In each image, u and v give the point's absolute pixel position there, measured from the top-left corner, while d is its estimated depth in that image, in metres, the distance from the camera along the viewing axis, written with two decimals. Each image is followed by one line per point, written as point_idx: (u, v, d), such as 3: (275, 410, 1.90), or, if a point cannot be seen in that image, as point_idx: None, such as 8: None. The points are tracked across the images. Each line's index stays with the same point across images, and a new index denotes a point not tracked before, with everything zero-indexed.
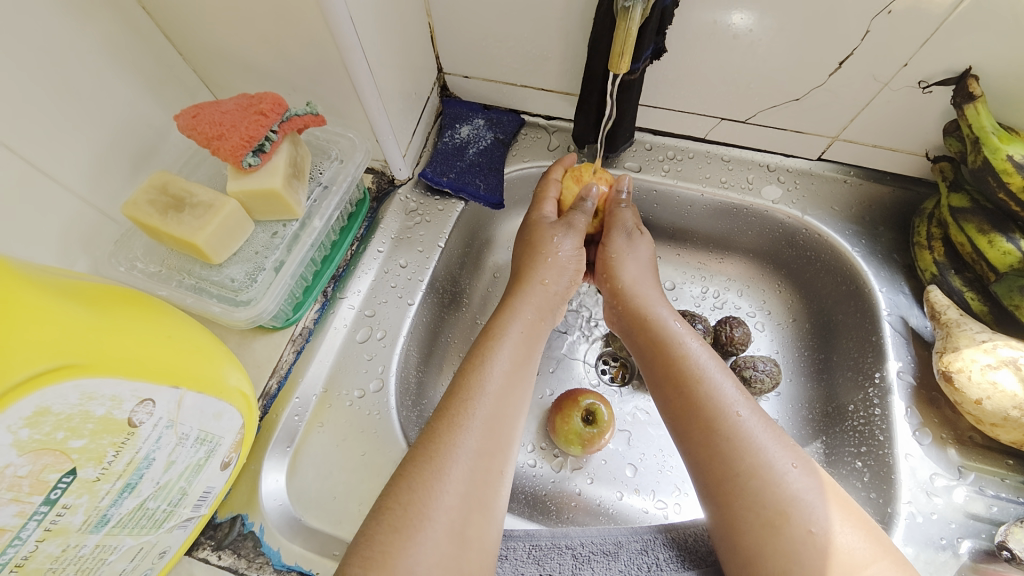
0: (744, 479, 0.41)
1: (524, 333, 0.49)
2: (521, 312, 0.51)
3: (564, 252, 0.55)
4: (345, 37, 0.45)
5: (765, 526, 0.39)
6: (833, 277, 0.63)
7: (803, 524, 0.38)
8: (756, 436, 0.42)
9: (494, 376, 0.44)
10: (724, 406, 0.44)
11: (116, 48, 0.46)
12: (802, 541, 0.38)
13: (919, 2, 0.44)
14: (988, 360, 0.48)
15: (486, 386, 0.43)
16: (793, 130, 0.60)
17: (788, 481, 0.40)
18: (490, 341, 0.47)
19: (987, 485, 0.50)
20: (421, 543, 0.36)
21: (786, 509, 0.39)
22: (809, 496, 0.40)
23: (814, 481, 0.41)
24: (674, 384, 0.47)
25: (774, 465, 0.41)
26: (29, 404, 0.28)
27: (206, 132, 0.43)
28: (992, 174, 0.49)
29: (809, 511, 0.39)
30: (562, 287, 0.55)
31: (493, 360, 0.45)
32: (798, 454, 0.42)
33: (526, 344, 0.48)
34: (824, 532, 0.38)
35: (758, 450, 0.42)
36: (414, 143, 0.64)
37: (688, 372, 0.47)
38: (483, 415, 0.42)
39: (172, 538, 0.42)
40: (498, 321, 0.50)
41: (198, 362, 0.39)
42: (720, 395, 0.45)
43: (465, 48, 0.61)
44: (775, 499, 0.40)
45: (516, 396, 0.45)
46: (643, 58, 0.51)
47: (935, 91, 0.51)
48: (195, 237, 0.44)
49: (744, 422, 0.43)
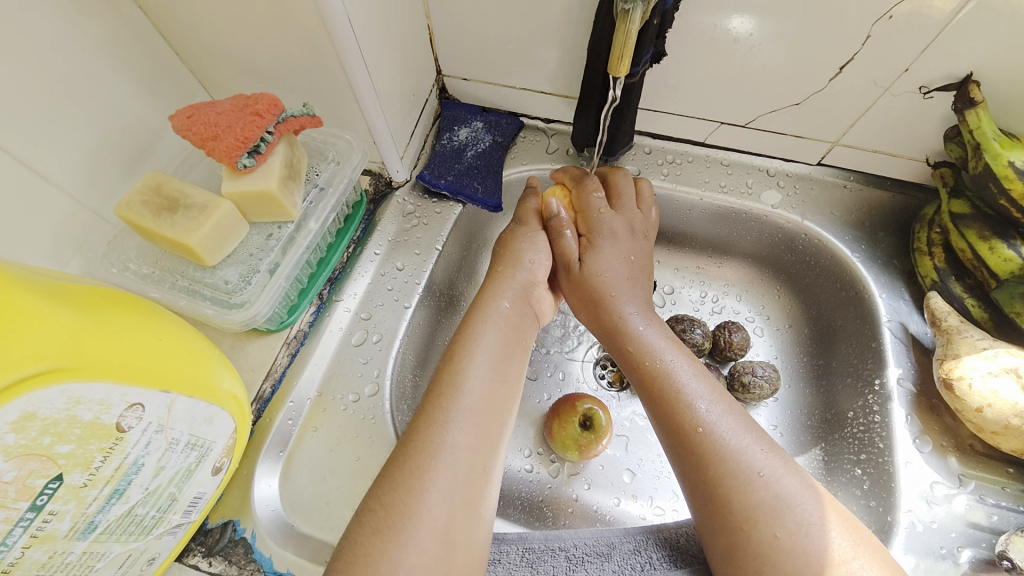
0: (712, 487, 0.41)
1: (501, 329, 0.48)
2: (495, 309, 0.49)
3: (525, 246, 0.55)
4: (342, 38, 0.44)
5: (736, 532, 0.39)
6: (832, 283, 0.63)
7: (770, 530, 0.38)
8: (724, 444, 0.42)
9: (473, 371, 0.44)
10: (689, 417, 0.44)
11: (112, 48, 0.45)
12: (771, 547, 0.38)
13: (919, 7, 0.44)
14: (989, 367, 0.48)
15: (463, 380, 0.43)
16: (793, 135, 0.60)
17: (757, 487, 0.40)
18: (462, 337, 0.47)
19: (987, 494, 0.50)
20: (416, 551, 0.36)
21: (754, 515, 0.39)
22: (779, 501, 0.39)
23: (789, 485, 0.40)
24: (645, 402, 0.47)
25: (741, 471, 0.40)
26: (14, 409, 0.28)
27: (201, 132, 0.43)
28: (993, 180, 0.49)
29: (778, 516, 0.38)
30: (524, 274, 0.53)
31: (472, 357, 0.45)
32: (775, 457, 0.42)
33: (507, 346, 0.48)
34: (793, 536, 0.38)
35: (724, 458, 0.41)
36: (412, 145, 0.64)
37: (656, 385, 0.47)
38: (464, 412, 0.41)
39: (162, 544, 0.41)
40: (465, 319, 0.49)
41: (188, 365, 0.38)
42: (687, 405, 0.44)
43: (464, 49, 0.61)
44: (743, 505, 0.39)
45: (497, 392, 0.44)
46: (643, 62, 0.51)
47: (936, 96, 0.50)
48: (188, 239, 0.43)
49: (710, 431, 0.43)
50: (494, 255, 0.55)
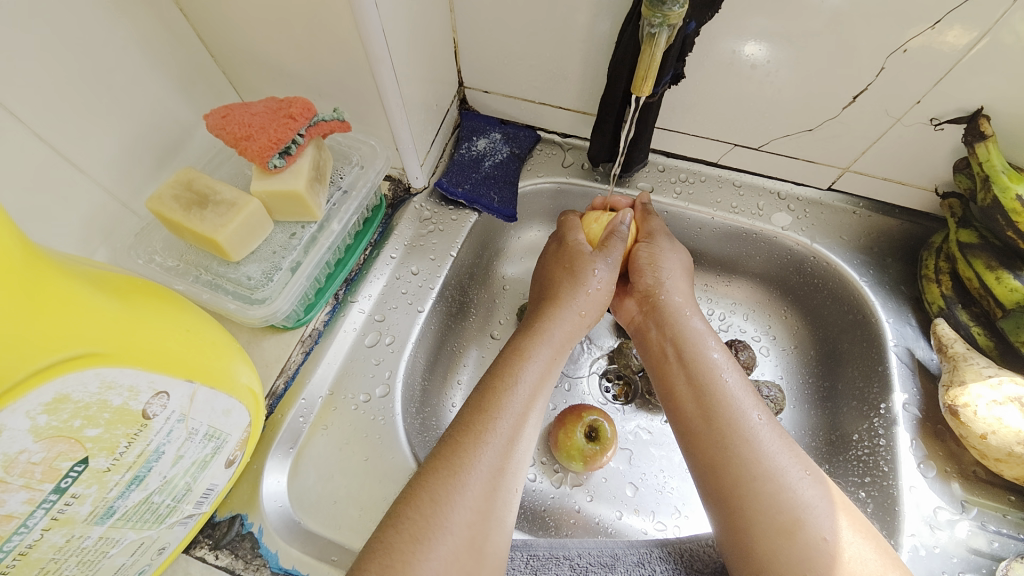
0: (759, 485, 0.41)
1: (552, 356, 0.50)
2: (552, 335, 0.51)
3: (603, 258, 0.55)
4: (374, 47, 0.46)
5: (781, 533, 0.40)
6: (839, 306, 0.64)
7: (816, 532, 0.39)
8: (772, 444, 0.43)
9: (518, 395, 0.45)
10: (741, 412, 0.45)
11: (151, 47, 0.47)
12: (817, 548, 0.39)
13: (932, 41, 0.46)
14: (994, 395, 0.48)
15: (511, 405, 0.44)
16: (804, 159, 0.61)
17: (802, 488, 0.41)
18: (518, 358, 0.48)
19: (989, 521, 0.50)
20: (430, 549, 0.36)
21: (800, 517, 0.40)
22: (821, 505, 0.41)
23: (825, 490, 0.42)
24: (693, 392, 0.48)
25: (789, 472, 0.42)
26: (49, 390, 0.29)
27: (235, 131, 0.44)
28: (1001, 213, 0.50)
29: (823, 520, 0.40)
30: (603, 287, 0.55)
31: (518, 379, 0.46)
32: (811, 466, 0.43)
33: (551, 367, 0.49)
34: (838, 540, 0.39)
35: (773, 457, 0.43)
36: (432, 153, 0.65)
37: (706, 378, 0.48)
38: (505, 435, 0.43)
39: (172, 534, 0.42)
40: (527, 340, 0.50)
41: (212, 357, 0.39)
42: (738, 402, 0.46)
43: (487, 62, 0.63)
44: (790, 505, 0.40)
45: (534, 416, 0.46)
46: (663, 83, 0.52)
47: (947, 128, 0.52)
48: (217, 234, 0.44)
49: (760, 429, 0.44)
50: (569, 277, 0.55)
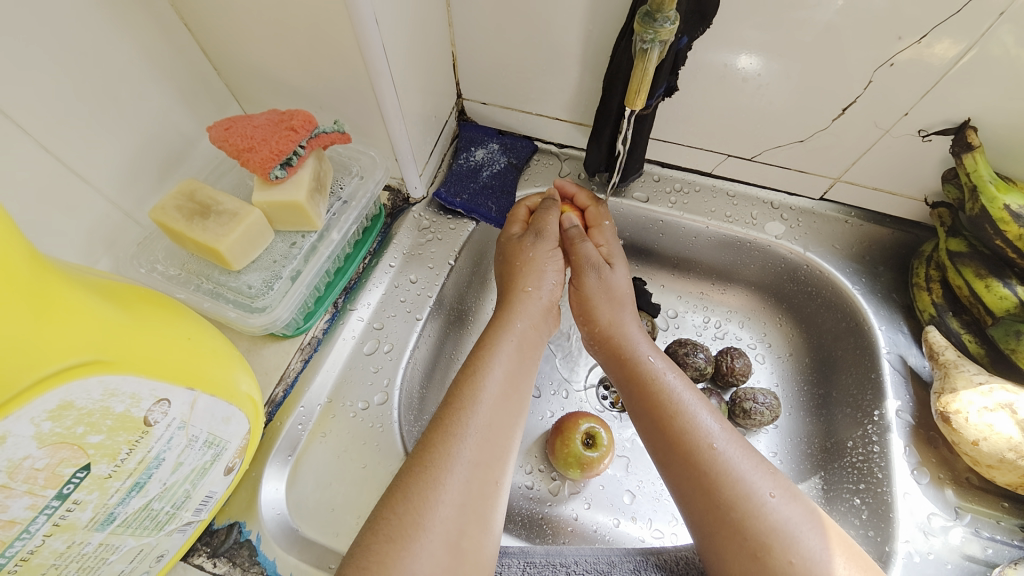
0: (726, 511, 0.41)
1: (518, 347, 0.51)
2: (514, 325, 0.52)
3: (540, 256, 0.57)
4: (374, 61, 0.47)
5: (752, 558, 0.40)
6: (833, 314, 0.65)
7: (785, 556, 0.39)
8: (734, 468, 0.43)
9: (490, 387, 0.46)
10: (701, 438, 0.45)
11: (156, 60, 0.48)
12: (787, 573, 0.39)
13: (919, 54, 0.47)
14: (985, 402, 0.49)
15: (482, 395, 0.45)
16: (796, 169, 0.62)
17: (768, 511, 0.41)
18: (483, 351, 0.49)
19: (983, 527, 0.50)
20: (426, 555, 0.37)
21: (769, 541, 0.40)
22: (790, 526, 0.40)
23: (797, 509, 0.41)
24: (652, 425, 0.48)
25: (753, 495, 0.42)
26: (54, 397, 0.29)
27: (237, 143, 0.45)
28: (988, 222, 0.51)
29: (791, 543, 0.40)
30: (544, 292, 0.56)
31: (488, 371, 0.47)
32: (781, 483, 0.43)
33: (518, 360, 0.50)
34: (808, 562, 0.39)
35: (737, 481, 0.42)
36: (430, 163, 0.66)
37: (663, 407, 0.48)
38: (478, 425, 0.43)
39: (171, 541, 0.42)
40: (490, 333, 0.51)
41: (212, 365, 0.39)
42: (697, 427, 0.46)
43: (485, 74, 0.64)
44: (757, 530, 0.40)
45: (509, 406, 0.46)
46: (657, 95, 0.53)
47: (935, 139, 0.53)
48: (218, 244, 0.45)
49: (721, 453, 0.44)
50: (514, 272, 0.57)
